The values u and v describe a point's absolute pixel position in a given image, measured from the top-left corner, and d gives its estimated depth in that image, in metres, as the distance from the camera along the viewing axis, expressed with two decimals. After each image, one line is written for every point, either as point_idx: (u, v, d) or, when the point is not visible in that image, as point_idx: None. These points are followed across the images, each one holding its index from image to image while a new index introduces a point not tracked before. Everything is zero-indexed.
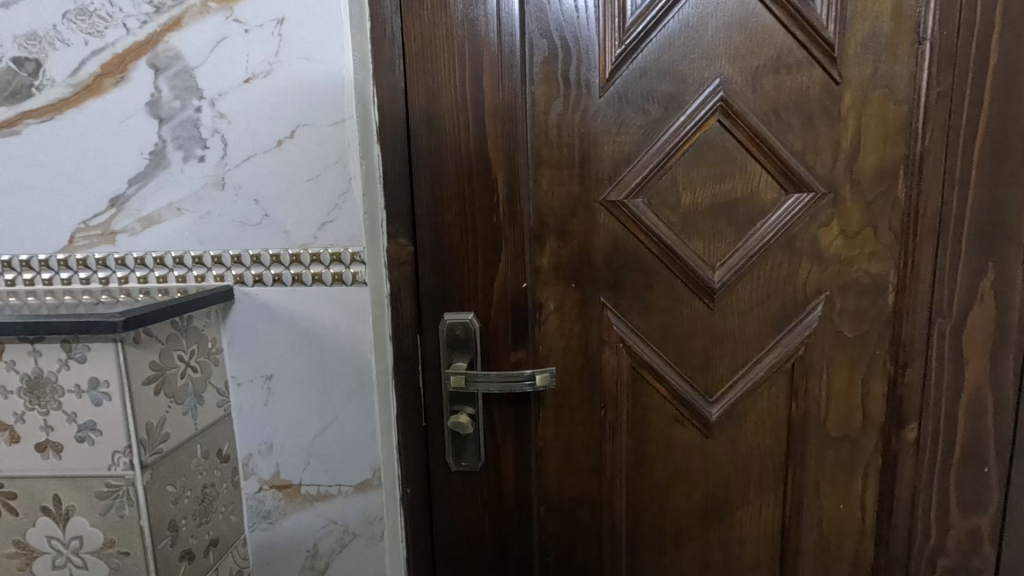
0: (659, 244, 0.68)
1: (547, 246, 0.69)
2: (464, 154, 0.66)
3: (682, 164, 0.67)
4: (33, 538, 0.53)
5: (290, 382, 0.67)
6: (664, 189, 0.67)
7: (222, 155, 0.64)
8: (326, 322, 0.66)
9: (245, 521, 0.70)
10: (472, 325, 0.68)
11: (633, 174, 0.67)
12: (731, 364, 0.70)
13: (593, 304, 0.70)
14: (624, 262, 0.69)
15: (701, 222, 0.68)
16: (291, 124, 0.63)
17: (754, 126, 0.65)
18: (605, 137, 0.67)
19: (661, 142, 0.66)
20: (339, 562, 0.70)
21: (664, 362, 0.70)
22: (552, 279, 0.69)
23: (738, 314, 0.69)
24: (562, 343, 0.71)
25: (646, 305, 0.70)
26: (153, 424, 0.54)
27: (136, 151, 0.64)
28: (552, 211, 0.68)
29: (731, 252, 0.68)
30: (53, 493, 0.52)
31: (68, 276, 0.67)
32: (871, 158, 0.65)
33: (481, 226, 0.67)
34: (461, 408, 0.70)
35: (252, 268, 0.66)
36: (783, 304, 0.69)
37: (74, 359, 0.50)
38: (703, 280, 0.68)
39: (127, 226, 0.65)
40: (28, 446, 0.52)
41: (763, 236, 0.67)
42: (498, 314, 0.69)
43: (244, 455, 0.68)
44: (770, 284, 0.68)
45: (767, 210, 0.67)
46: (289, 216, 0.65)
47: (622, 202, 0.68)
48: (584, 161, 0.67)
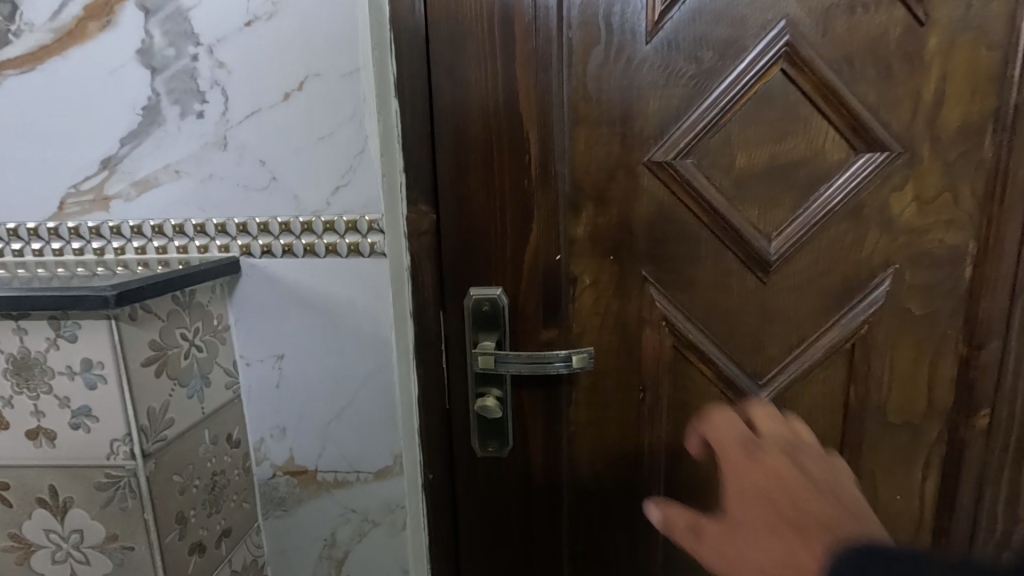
0: (709, 211, 0.61)
1: (584, 214, 0.62)
2: (492, 108, 0.58)
3: (739, 120, 0.59)
4: (30, 531, 0.49)
5: (303, 362, 0.62)
6: (715, 149, 0.60)
7: (223, 110, 0.57)
8: (341, 298, 0.61)
9: (258, 509, 0.65)
10: (501, 301, 0.61)
11: (682, 132, 0.59)
12: (784, 344, 0.64)
13: (633, 278, 0.63)
14: (670, 232, 0.62)
15: (757, 186, 0.60)
16: (300, 75, 0.56)
17: (823, 76, 0.57)
18: (652, 89, 0.59)
19: (715, 95, 0.58)
20: (358, 551, 0.67)
21: (709, 342, 0.64)
22: (588, 251, 0.62)
23: (795, 289, 0.62)
24: (597, 322, 0.64)
25: (693, 280, 0.63)
26: (154, 409, 0.49)
27: (127, 106, 0.57)
28: (590, 174, 0.61)
29: (789, 221, 0.61)
30: (48, 483, 0.48)
31: (59, 247, 0.61)
32: (956, 113, 0.57)
33: (510, 190, 0.59)
34: (487, 391, 0.63)
35: (260, 238, 0.59)
36: (845, 277, 0.62)
37: (64, 337, 0.45)
38: (757, 251, 0.62)
39: (122, 190, 0.59)
40: (19, 433, 0.47)
41: (827, 202, 0.60)
42: (529, 291, 0.62)
43: (256, 439, 0.64)
44: (832, 255, 0.61)
45: (833, 173, 0.59)
46: (299, 179, 0.58)
47: (668, 165, 0.60)
48: (627, 116, 0.59)
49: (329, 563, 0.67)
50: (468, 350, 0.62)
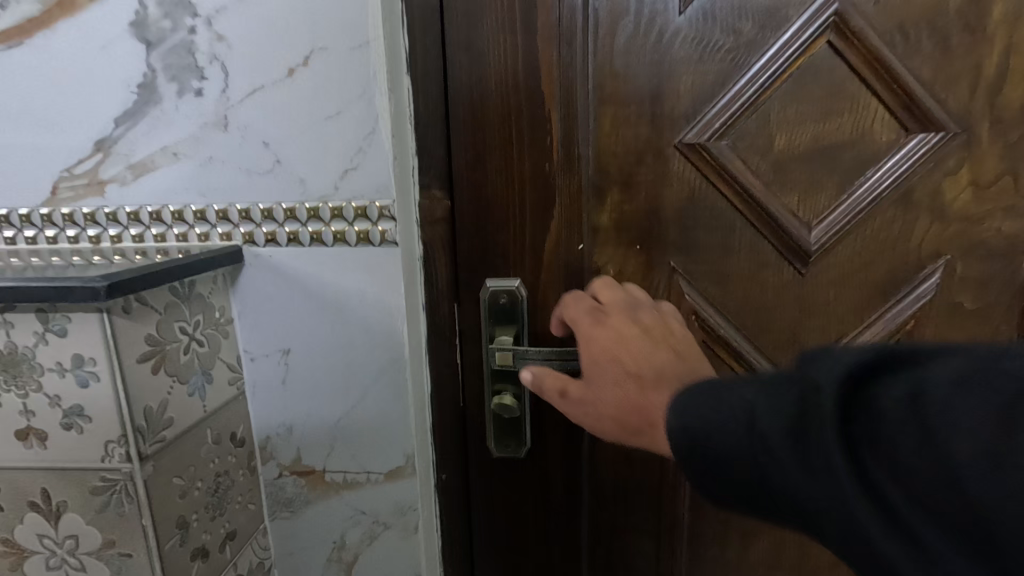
0: (745, 197, 0.56)
1: (609, 200, 0.57)
2: (511, 85, 0.53)
3: (780, 97, 0.54)
4: (23, 536, 0.46)
5: (310, 358, 0.59)
6: (753, 130, 0.55)
7: (223, 87, 0.53)
8: (350, 290, 0.57)
9: (265, 509, 0.63)
10: (518, 294, 0.58)
11: (717, 111, 0.55)
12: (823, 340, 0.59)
13: (661, 268, 0.59)
14: (701, 220, 0.58)
15: (797, 171, 0.56)
16: (305, 48, 0.52)
17: (874, 48, 0.52)
18: (686, 64, 0.54)
19: (755, 70, 0.53)
20: (369, 555, 0.64)
21: (741, 338, 0.60)
22: (613, 240, 0.58)
23: (836, 281, 0.58)
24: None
25: (725, 272, 0.59)
26: (152, 408, 0.46)
27: (121, 83, 0.53)
28: (616, 157, 0.56)
29: (831, 208, 0.56)
30: (40, 487, 0.45)
31: (53, 235, 0.57)
32: (1020, 89, 0.52)
33: (530, 174, 0.56)
34: (504, 388, 0.59)
35: (264, 226, 0.56)
36: (891, 269, 0.57)
37: (53, 332, 0.42)
38: (796, 240, 0.57)
39: (117, 174, 0.56)
40: (9, 434, 0.44)
41: (874, 188, 0.55)
42: (549, 283, 0.58)
43: (262, 438, 0.61)
44: (878, 245, 0.57)
45: (881, 156, 0.55)
46: (305, 162, 0.54)
47: (702, 147, 0.56)
48: (658, 94, 0.55)
49: (338, 566, 0.64)
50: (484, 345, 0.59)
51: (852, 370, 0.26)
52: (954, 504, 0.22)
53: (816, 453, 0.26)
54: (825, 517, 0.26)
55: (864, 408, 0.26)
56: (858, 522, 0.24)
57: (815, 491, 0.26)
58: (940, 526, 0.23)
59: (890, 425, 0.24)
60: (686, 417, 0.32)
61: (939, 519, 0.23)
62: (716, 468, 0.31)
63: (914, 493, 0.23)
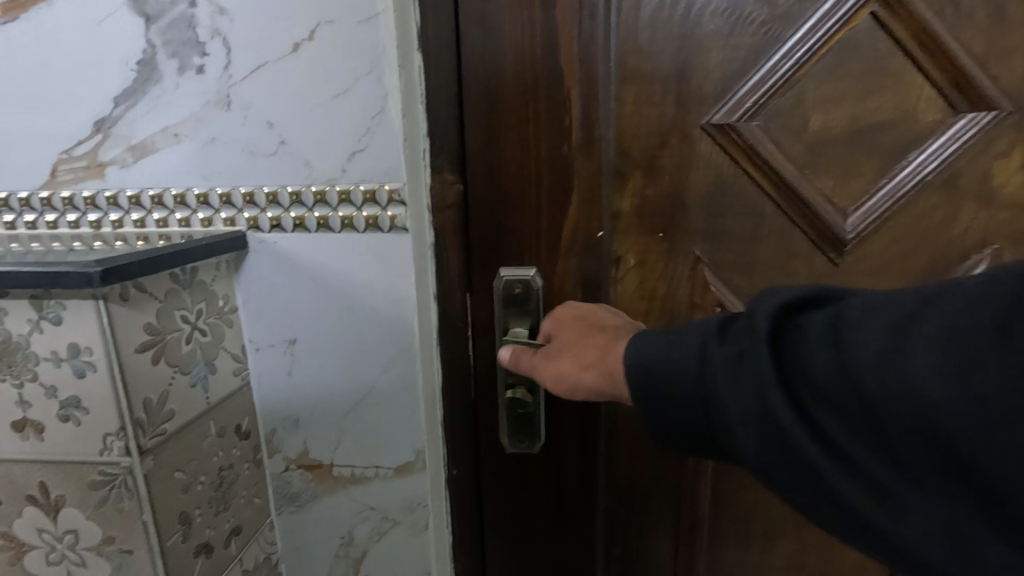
0: (777, 182, 0.53)
1: (630, 185, 0.54)
2: (528, 61, 0.50)
3: (817, 74, 0.50)
4: (22, 529, 0.44)
5: (317, 348, 0.57)
6: (787, 110, 0.52)
7: (226, 64, 0.50)
8: (359, 279, 0.55)
9: (271, 503, 0.61)
10: (536, 284, 0.54)
11: (749, 89, 0.51)
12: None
13: (683, 257, 0.56)
14: (729, 206, 0.54)
15: (834, 154, 0.52)
16: (311, 22, 0.49)
17: (923, 19, 0.48)
18: (715, 38, 0.50)
19: (791, 44, 0.50)
20: (377, 552, 0.62)
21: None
22: (634, 227, 0.55)
23: (871, 272, 0.55)
24: (643, 308, 0.57)
25: (753, 263, 0.55)
26: (152, 400, 0.44)
27: (120, 61, 0.51)
28: (639, 139, 0.53)
29: (871, 195, 0.53)
30: (38, 480, 0.43)
31: (53, 219, 0.56)
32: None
33: (548, 157, 0.52)
34: (517, 382, 0.55)
35: (269, 210, 0.53)
36: (932, 259, 0.54)
37: (47, 320, 0.40)
38: (830, 228, 0.54)
39: (117, 157, 0.53)
40: (5, 425, 0.42)
41: (916, 172, 0.52)
42: (567, 274, 0.55)
43: (267, 431, 0.59)
44: (918, 234, 0.54)
45: (924, 139, 0.51)
46: (311, 143, 0.52)
47: (732, 128, 0.52)
48: (684, 71, 0.51)
49: (346, 562, 0.63)
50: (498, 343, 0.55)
51: (779, 307, 0.31)
52: (854, 402, 0.27)
53: (744, 372, 0.31)
54: (742, 421, 0.30)
55: (790, 335, 0.30)
56: (773, 420, 0.29)
57: (744, 403, 0.30)
58: (845, 420, 0.27)
59: (809, 344, 0.29)
60: (640, 355, 0.37)
61: (843, 414, 0.27)
62: (669, 397, 0.35)
63: (819, 394, 0.28)
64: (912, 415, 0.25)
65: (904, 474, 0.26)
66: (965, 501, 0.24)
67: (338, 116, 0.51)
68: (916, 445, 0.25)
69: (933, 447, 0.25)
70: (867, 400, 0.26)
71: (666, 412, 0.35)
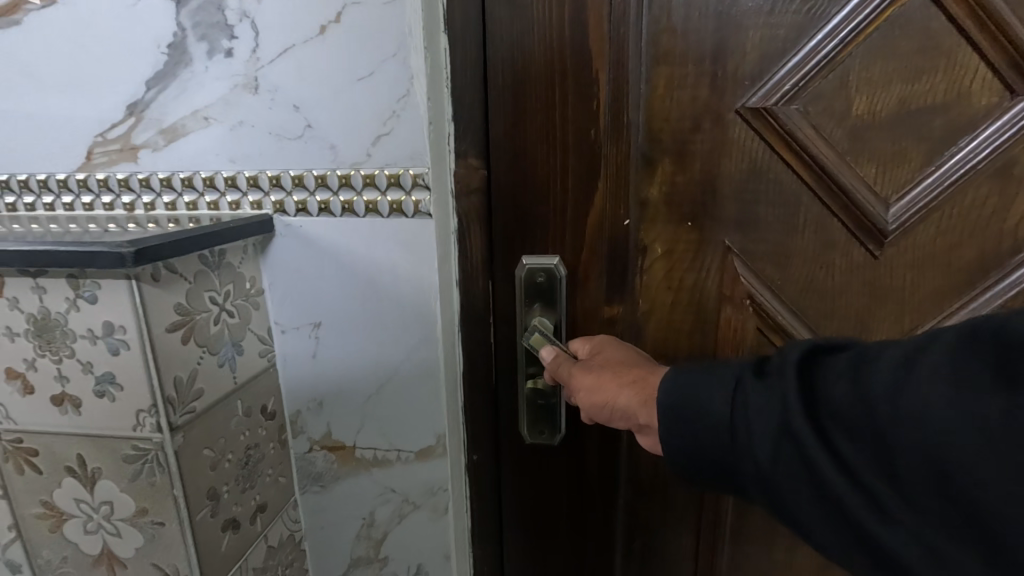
0: (816, 169, 0.51)
1: (660, 171, 0.53)
2: (557, 41, 0.49)
3: (863, 53, 0.48)
4: (61, 499, 0.46)
5: (341, 331, 0.57)
6: (829, 92, 0.49)
7: (254, 47, 0.50)
8: (381, 261, 0.54)
9: (295, 483, 0.62)
10: (559, 275, 0.54)
11: (789, 71, 0.49)
12: (894, 332, 0.54)
13: (714, 246, 0.54)
14: (763, 194, 0.52)
15: (878, 139, 0.50)
16: (337, 3, 0.49)
17: None
18: (754, 16, 0.48)
19: (832, 24, 0.47)
20: (397, 533, 0.63)
21: (801, 326, 0.55)
22: (662, 214, 0.54)
23: (912, 266, 0.52)
24: (670, 299, 0.57)
25: (787, 253, 0.54)
26: (182, 378, 0.45)
27: (151, 44, 0.52)
28: (670, 124, 0.52)
29: (916, 184, 0.50)
30: (76, 453, 0.45)
31: (89, 201, 0.57)
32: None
33: (575, 142, 0.51)
34: (537, 373, 0.57)
35: (295, 194, 0.54)
36: (981, 253, 0.51)
37: (83, 299, 0.41)
38: (871, 218, 0.51)
39: (149, 140, 0.54)
40: (44, 399, 0.44)
41: (967, 159, 0.49)
42: (591, 261, 0.54)
43: (292, 412, 0.60)
44: (965, 225, 0.51)
45: (978, 123, 0.48)
46: (336, 127, 0.52)
47: (769, 113, 0.50)
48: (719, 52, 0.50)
49: (367, 543, 0.64)
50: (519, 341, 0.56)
51: (805, 348, 0.35)
52: (869, 431, 0.30)
53: (771, 400, 0.34)
54: (763, 437, 0.34)
55: (816, 370, 0.34)
56: (795, 436, 0.32)
57: (769, 428, 0.34)
58: (858, 447, 0.30)
59: (829, 376, 0.33)
60: (676, 384, 0.39)
61: (858, 442, 0.30)
62: (697, 427, 0.38)
63: (837, 417, 0.31)
64: (919, 443, 0.28)
65: (911, 505, 0.28)
66: (967, 533, 0.27)
67: (363, 98, 0.50)
68: (921, 472, 0.28)
69: (934, 475, 0.27)
70: (879, 428, 0.29)
71: (690, 442, 0.38)
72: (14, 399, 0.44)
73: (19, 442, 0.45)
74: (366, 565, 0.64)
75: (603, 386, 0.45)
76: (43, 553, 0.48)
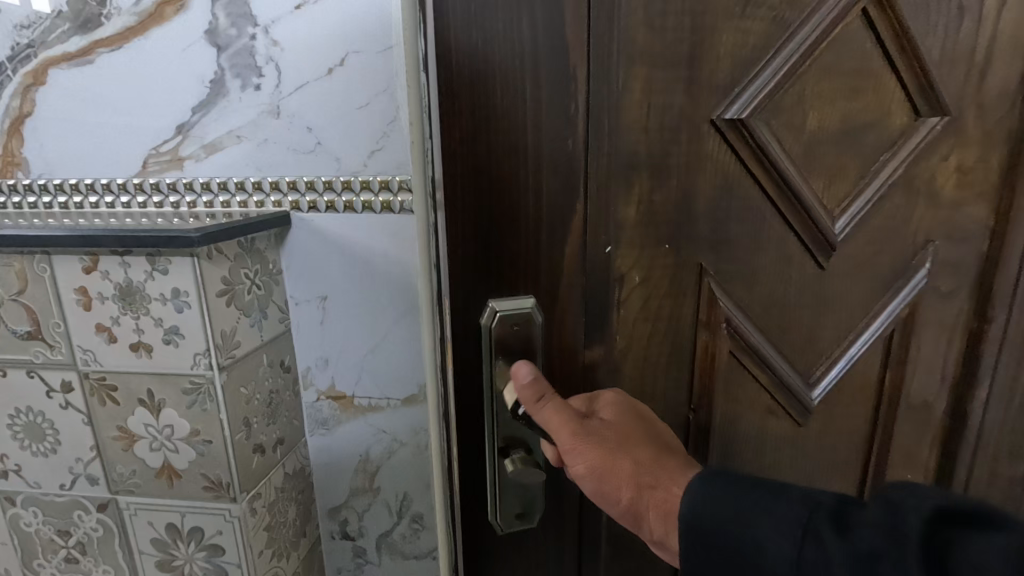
0: (775, 179, 0.49)
1: (637, 190, 0.47)
2: (529, 47, 0.42)
3: (814, 66, 0.47)
4: (133, 425, 0.62)
5: (344, 303, 0.72)
6: (789, 107, 0.47)
7: (277, 83, 0.66)
8: (376, 247, 0.70)
9: (306, 427, 0.78)
10: (534, 321, 0.48)
11: (767, 79, 0.46)
12: (835, 333, 0.54)
13: (687, 270, 0.50)
14: (734, 210, 0.49)
15: (829, 152, 0.49)
16: (341, 52, 0.64)
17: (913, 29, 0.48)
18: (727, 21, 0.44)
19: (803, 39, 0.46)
20: (388, 466, 0.78)
21: (767, 343, 0.53)
22: (640, 241, 0.49)
23: (850, 273, 0.53)
24: (648, 330, 0.51)
25: (753, 272, 0.51)
26: (227, 331, 0.60)
27: (197, 80, 0.67)
28: (647, 134, 0.46)
29: (856, 198, 0.51)
30: (146, 387, 0.60)
31: (143, 200, 0.72)
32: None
33: (551, 158, 0.44)
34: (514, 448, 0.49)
35: (307, 195, 0.69)
36: (892, 259, 0.54)
37: (158, 270, 0.57)
38: (821, 233, 0.51)
39: (193, 153, 0.70)
40: (124, 346, 0.59)
41: (891, 170, 0.51)
42: (569, 297, 0.48)
43: (304, 368, 0.75)
44: (884, 233, 0.53)
45: (901, 140, 0.50)
46: (340, 144, 0.67)
47: (742, 126, 0.47)
48: (695, 55, 0.45)
49: (364, 475, 0.79)
50: (491, 395, 0.49)
51: (925, 514, 0.27)
52: None
53: None
54: None
55: (946, 548, 0.26)
56: None
57: None
58: None
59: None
60: (699, 508, 0.35)
61: None
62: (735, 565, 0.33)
63: None
64: None
65: None
66: None
67: (361, 122, 0.66)
68: None
69: None
70: None
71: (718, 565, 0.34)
72: (101, 346, 0.59)
73: (103, 379, 0.60)
74: (363, 494, 0.80)
75: (595, 468, 0.43)
76: (117, 468, 0.64)
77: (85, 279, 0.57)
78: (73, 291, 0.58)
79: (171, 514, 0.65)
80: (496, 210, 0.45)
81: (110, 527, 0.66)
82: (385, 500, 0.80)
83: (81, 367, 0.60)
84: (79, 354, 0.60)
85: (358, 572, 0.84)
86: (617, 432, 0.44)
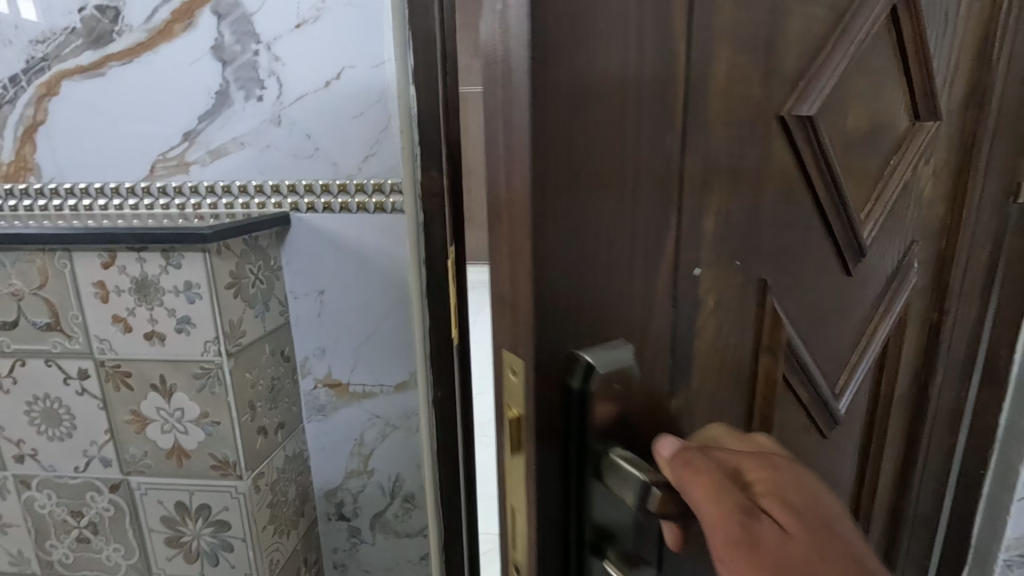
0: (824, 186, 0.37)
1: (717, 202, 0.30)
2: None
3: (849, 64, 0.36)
4: (146, 409, 0.67)
5: (339, 296, 0.78)
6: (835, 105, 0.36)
7: (278, 94, 0.72)
8: (370, 244, 0.76)
9: (303, 413, 0.83)
10: (633, 381, 0.28)
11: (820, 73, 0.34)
12: (850, 338, 0.46)
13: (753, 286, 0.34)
14: (792, 222, 0.35)
15: (855, 157, 0.40)
16: (337, 67, 0.71)
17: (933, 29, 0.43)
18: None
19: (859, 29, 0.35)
20: (381, 449, 0.84)
21: (811, 361, 0.41)
22: (716, 267, 0.32)
23: (865, 274, 0.45)
24: (718, 372, 0.34)
25: (800, 283, 0.38)
26: (233, 321, 0.66)
27: (204, 91, 0.73)
28: (730, 133, 0.30)
29: (877, 202, 0.43)
30: (159, 373, 0.65)
31: (150, 202, 0.77)
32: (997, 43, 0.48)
33: (648, 158, 0.26)
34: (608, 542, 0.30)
35: (306, 197, 0.75)
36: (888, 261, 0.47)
37: (172, 265, 0.62)
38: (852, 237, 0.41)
39: (199, 158, 0.75)
40: (138, 335, 0.64)
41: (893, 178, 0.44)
42: (655, 352, 0.30)
43: (302, 357, 0.81)
44: (887, 233, 0.46)
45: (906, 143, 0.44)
46: (336, 149, 0.73)
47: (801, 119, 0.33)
48: (775, 24, 0.30)
49: (358, 458, 0.85)
50: (580, 499, 0.28)
51: None
52: None
53: None
54: None
55: None
56: None
57: None
58: None
59: None
60: None
61: None
62: None
63: None
64: None
65: None
66: None
67: (356, 130, 0.72)
68: None
69: None
70: None
71: None
72: (117, 335, 0.65)
73: (118, 366, 0.65)
74: (358, 476, 0.86)
75: None
76: (130, 450, 0.69)
77: (103, 273, 0.63)
78: (91, 284, 0.63)
79: (180, 493, 0.70)
80: (566, 261, 0.25)
81: (121, 507, 0.71)
82: (379, 481, 0.86)
83: (97, 355, 0.65)
84: (96, 343, 0.65)
85: (353, 551, 0.89)
86: (813, 546, 0.26)
